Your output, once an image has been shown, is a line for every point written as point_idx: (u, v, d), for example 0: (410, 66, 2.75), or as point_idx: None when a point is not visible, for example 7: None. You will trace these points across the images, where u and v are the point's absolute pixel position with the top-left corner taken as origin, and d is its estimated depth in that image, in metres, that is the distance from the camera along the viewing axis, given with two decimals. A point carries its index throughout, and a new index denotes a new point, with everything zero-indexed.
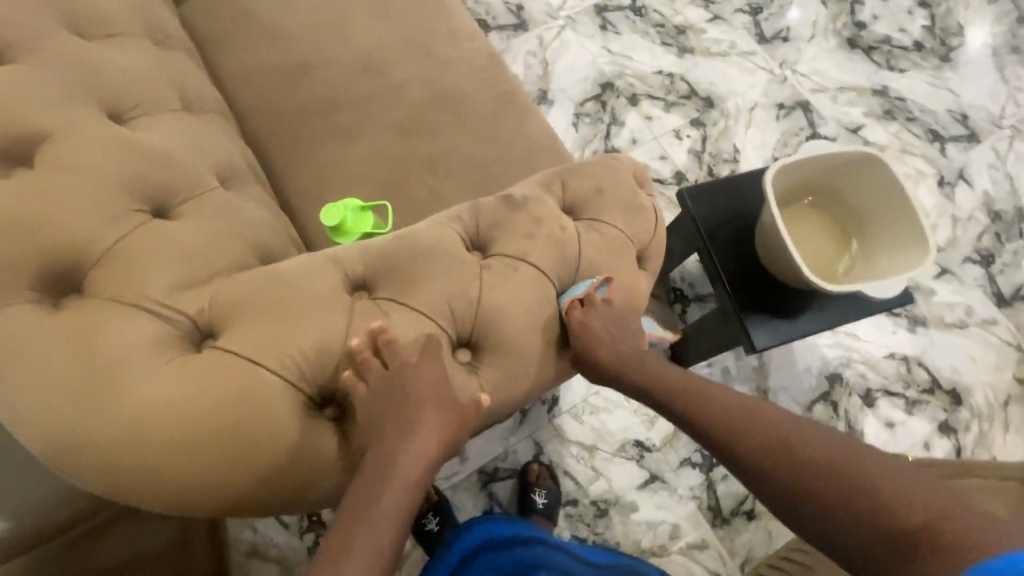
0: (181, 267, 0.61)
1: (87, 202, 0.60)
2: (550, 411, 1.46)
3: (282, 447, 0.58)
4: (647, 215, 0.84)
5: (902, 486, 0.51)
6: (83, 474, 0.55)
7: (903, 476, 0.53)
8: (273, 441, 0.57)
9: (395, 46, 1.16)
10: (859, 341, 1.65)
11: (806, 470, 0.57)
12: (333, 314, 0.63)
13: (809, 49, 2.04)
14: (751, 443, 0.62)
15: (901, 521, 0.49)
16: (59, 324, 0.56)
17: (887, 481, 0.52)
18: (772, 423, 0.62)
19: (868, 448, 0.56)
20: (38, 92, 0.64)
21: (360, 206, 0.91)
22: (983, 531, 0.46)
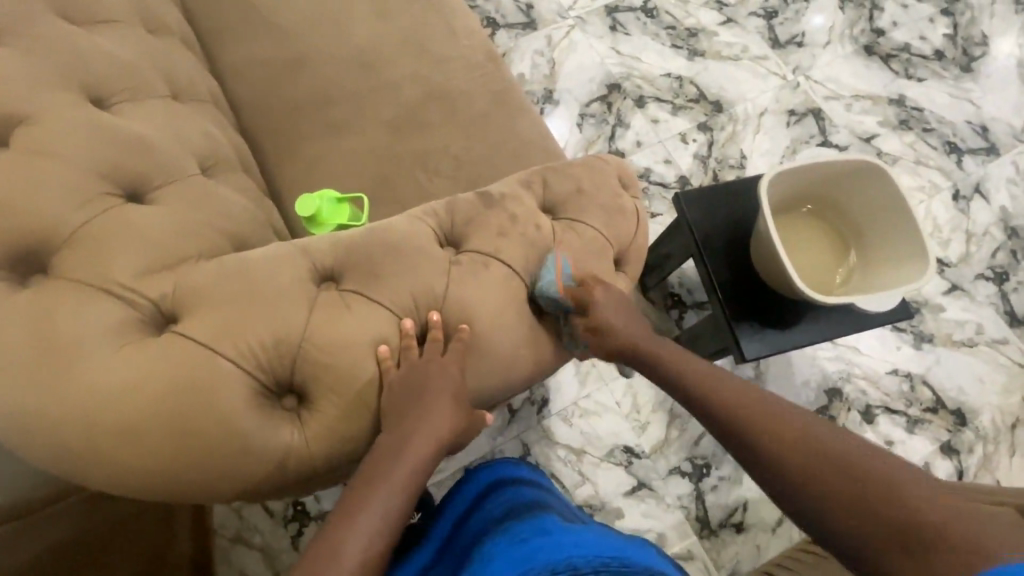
0: (147, 253, 0.62)
1: (59, 185, 0.61)
2: (539, 412, 1.45)
3: (234, 436, 0.58)
4: (628, 217, 0.82)
5: (903, 481, 0.52)
6: (38, 452, 0.55)
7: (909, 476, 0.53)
8: (226, 429, 0.57)
9: (392, 41, 1.16)
10: (861, 356, 1.61)
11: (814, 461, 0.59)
12: (295, 304, 0.63)
13: (824, 55, 2.00)
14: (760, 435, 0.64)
15: (898, 519, 0.50)
16: (22, 305, 0.56)
17: (899, 483, 0.52)
18: (779, 421, 0.63)
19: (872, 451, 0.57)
20: (20, 75, 0.66)
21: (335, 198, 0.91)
22: (984, 535, 0.46)
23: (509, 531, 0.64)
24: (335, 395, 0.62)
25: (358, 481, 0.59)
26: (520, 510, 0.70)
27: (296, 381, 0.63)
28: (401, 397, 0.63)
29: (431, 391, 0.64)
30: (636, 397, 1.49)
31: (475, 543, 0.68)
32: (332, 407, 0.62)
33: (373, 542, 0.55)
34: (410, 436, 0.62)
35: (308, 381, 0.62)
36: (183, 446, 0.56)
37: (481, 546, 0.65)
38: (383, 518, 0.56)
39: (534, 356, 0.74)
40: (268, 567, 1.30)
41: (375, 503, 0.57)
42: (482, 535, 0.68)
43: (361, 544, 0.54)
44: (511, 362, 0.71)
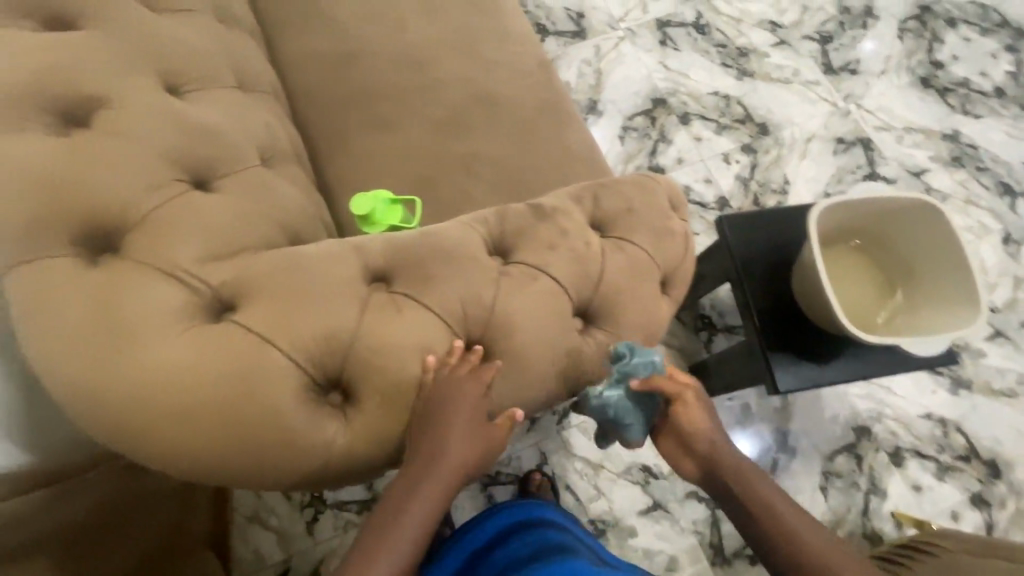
0: (213, 241, 0.63)
1: (135, 169, 0.63)
2: (560, 422, 1.44)
3: (284, 428, 0.59)
4: (677, 240, 0.81)
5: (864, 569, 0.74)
6: (95, 426, 0.57)
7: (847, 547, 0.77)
8: (275, 421, 0.58)
9: (449, 45, 1.18)
10: (892, 396, 1.57)
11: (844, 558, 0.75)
12: (346, 303, 0.63)
13: (878, 84, 1.96)
14: (801, 546, 0.76)
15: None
16: (93, 282, 0.58)
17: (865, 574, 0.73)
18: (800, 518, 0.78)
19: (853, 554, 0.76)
20: (103, 58, 0.68)
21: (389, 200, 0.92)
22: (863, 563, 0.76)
23: (538, 566, 0.73)
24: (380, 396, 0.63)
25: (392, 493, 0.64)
26: (541, 548, 0.80)
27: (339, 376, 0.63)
28: (440, 407, 0.63)
29: (461, 403, 0.64)
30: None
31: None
32: (376, 406, 0.63)
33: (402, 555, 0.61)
34: (435, 450, 0.64)
35: (355, 380, 0.63)
36: (234, 434, 0.57)
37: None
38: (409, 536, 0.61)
39: (578, 374, 0.72)
40: (282, 549, 1.35)
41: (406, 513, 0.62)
42: (507, 568, 0.79)
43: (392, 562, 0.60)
44: (554, 380, 0.70)
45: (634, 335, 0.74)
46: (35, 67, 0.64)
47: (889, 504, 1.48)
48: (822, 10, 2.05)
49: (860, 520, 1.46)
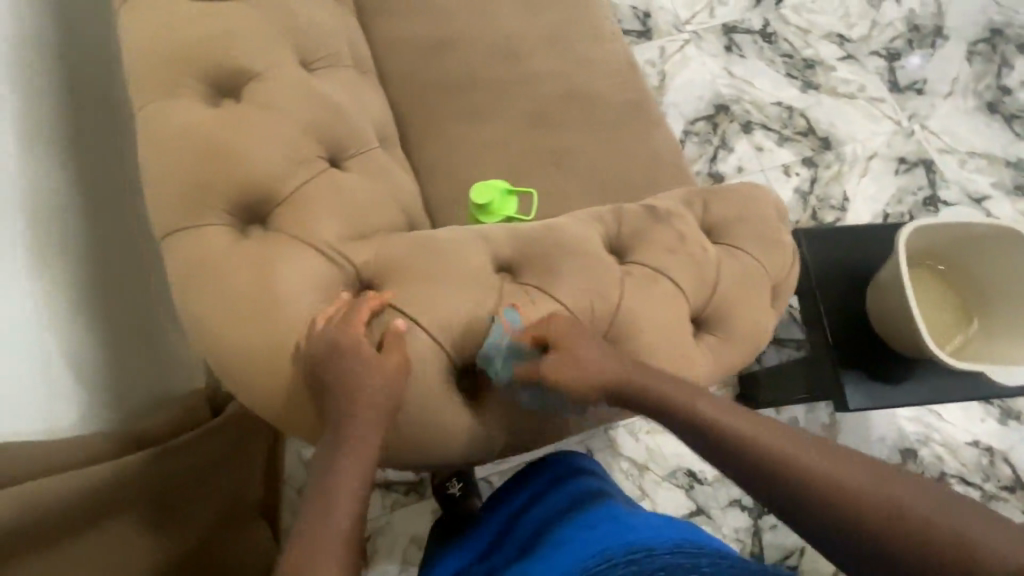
0: (353, 219, 0.65)
1: (283, 142, 0.64)
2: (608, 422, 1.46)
3: (391, 403, 0.57)
4: (786, 252, 0.81)
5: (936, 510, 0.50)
6: (242, 391, 0.59)
7: (910, 488, 0.52)
8: (380, 398, 0.57)
9: (540, 37, 1.17)
10: (940, 421, 1.57)
11: (901, 500, 0.51)
12: (483, 292, 0.64)
13: (944, 106, 1.94)
14: (837, 490, 0.53)
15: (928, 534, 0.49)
16: (246, 251, 0.60)
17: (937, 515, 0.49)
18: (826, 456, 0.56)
19: (924, 493, 0.51)
20: (246, 29, 0.68)
21: (507, 190, 0.93)
22: (943, 504, 0.50)
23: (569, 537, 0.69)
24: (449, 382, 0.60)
25: (332, 445, 0.56)
26: (575, 506, 0.76)
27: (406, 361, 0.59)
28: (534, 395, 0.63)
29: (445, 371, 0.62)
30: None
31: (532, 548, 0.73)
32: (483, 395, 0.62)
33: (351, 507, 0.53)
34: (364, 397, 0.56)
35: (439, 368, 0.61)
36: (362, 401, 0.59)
37: (540, 549, 0.71)
38: (353, 492, 0.54)
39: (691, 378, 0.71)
40: None
41: (351, 465, 0.55)
42: (541, 534, 0.74)
43: (337, 519, 0.52)
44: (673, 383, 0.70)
45: (744, 343, 0.75)
46: (194, 38, 0.65)
47: None
48: (890, 26, 2.02)
49: None
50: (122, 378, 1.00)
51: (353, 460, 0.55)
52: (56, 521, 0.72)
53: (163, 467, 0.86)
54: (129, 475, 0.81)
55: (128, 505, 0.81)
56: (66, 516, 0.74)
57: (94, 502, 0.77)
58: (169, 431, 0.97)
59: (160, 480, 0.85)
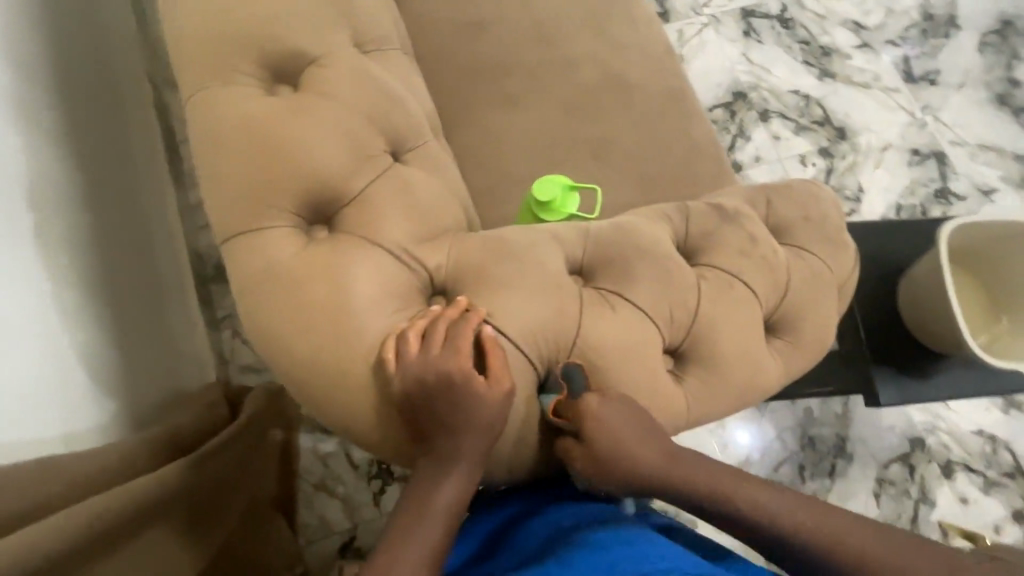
0: (423, 218, 0.61)
1: (346, 135, 0.59)
2: None
3: (494, 430, 0.55)
4: (848, 253, 0.79)
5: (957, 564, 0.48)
6: (314, 404, 0.55)
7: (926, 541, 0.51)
8: (487, 422, 0.54)
9: (577, 19, 1.12)
10: (947, 411, 1.61)
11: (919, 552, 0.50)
12: (564, 298, 0.61)
13: (955, 97, 1.94)
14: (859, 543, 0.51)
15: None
16: (315, 254, 0.56)
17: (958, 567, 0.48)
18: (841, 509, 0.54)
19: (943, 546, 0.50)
20: (300, 9, 0.63)
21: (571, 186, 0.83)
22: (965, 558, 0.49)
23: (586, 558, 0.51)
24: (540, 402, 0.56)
25: (424, 468, 0.54)
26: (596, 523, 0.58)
27: (512, 388, 0.55)
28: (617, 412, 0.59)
29: (525, 381, 0.59)
30: (723, 425, 1.57)
31: (537, 559, 0.55)
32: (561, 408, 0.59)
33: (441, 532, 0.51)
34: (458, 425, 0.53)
35: (519, 379, 0.58)
36: None
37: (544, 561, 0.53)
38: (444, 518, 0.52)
39: (764, 384, 0.69)
40: (349, 520, 1.30)
41: (444, 489, 0.53)
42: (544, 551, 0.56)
43: (425, 546, 0.49)
44: (748, 390, 0.68)
45: (811, 347, 0.73)
46: (249, 18, 0.60)
47: (936, 514, 1.52)
48: (906, 14, 2.01)
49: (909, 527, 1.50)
50: (130, 379, 0.96)
51: (444, 483, 0.53)
52: (105, 538, 0.64)
53: (195, 474, 0.82)
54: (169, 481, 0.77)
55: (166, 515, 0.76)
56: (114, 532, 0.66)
57: (140, 513, 0.71)
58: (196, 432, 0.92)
59: (195, 486, 0.82)
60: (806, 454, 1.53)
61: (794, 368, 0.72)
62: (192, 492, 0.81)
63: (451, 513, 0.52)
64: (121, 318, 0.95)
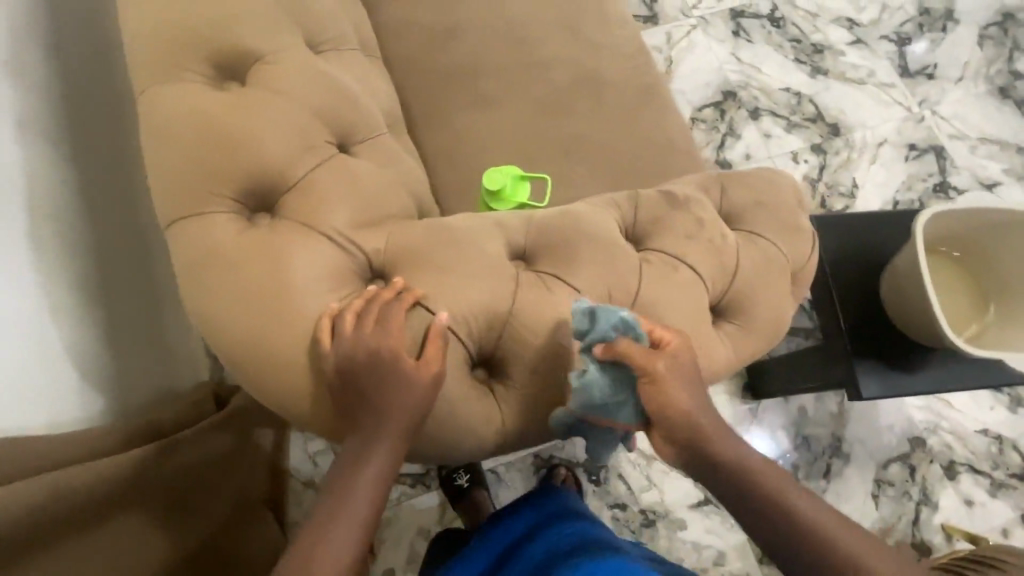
0: (363, 205, 0.63)
1: (289, 125, 0.62)
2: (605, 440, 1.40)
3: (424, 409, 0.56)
4: (804, 238, 0.79)
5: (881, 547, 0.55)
6: (253, 383, 0.58)
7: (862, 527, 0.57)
8: (409, 405, 0.55)
9: (547, 20, 1.14)
10: (950, 409, 1.56)
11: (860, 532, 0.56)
12: (500, 279, 0.62)
13: (954, 91, 1.91)
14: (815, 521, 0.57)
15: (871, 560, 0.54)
16: (256, 239, 0.59)
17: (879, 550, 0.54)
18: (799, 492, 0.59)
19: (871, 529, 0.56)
20: (250, 11, 0.66)
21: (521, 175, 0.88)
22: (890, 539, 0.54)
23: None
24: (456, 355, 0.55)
25: (351, 451, 0.56)
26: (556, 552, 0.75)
27: (442, 372, 0.57)
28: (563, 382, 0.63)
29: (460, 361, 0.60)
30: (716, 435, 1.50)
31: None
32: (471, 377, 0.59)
33: (364, 517, 0.54)
34: (380, 407, 0.55)
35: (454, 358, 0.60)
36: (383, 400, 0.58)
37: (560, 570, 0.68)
38: (369, 503, 0.54)
39: (712, 367, 0.70)
40: None
41: (367, 473, 0.55)
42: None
43: (347, 531, 0.52)
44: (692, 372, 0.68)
45: (763, 330, 0.74)
46: (200, 20, 0.64)
47: (939, 517, 1.47)
48: (901, 10, 1.98)
49: (911, 530, 1.45)
50: (117, 375, 0.98)
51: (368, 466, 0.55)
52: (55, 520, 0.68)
53: (166, 462, 0.84)
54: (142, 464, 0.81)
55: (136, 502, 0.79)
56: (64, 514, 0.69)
57: (109, 495, 0.75)
58: (173, 425, 0.96)
59: (177, 473, 0.86)
60: (799, 453, 1.50)
61: (742, 351, 0.72)
62: (164, 478, 0.83)
63: (376, 498, 0.55)
64: (110, 317, 0.98)
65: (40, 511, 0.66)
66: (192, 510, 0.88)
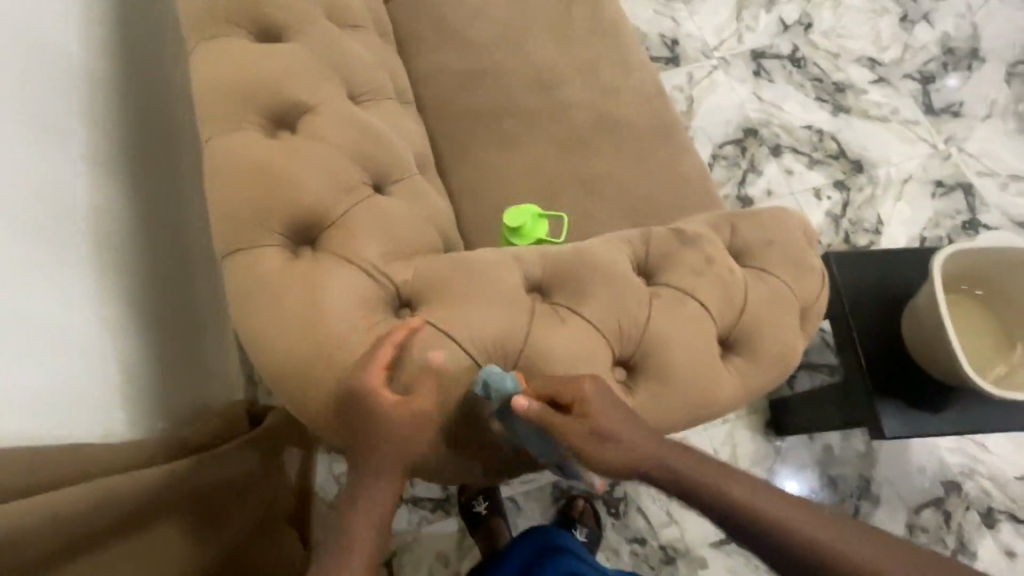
0: (394, 240, 0.69)
1: (331, 169, 0.70)
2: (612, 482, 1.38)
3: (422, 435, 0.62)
4: (814, 274, 0.82)
5: None
6: (290, 400, 0.63)
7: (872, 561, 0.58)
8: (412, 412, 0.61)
9: (570, 66, 1.22)
10: (986, 453, 1.50)
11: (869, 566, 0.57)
12: (517, 310, 0.68)
13: (982, 129, 1.90)
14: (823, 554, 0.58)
15: None
16: (298, 269, 0.65)
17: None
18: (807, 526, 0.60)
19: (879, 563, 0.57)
20: (302, 69, 0.75)
21: (540, 213, 0.94)
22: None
23: None
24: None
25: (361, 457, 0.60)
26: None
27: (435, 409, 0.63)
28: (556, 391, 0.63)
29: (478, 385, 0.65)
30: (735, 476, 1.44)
31: None
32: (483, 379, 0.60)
33: (375, 514, 0.58)
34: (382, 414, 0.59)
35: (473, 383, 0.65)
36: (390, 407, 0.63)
37: None
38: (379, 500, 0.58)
39: (720, 398, 0.72)
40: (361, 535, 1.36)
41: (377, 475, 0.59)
42: None
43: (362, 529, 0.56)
44: (701, 402, 0.71)
45: (772, 364, 0.76)
46: (258, 76, 0.73)
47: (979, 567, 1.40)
48: (924, 50, 2.00)
49: None
50: (162, 391, 1.05)
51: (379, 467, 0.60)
52: (111, 522, 0.72)
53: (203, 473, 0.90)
54: (180, 472, 0.85)
55: (175, 510, 0.84)
56: (120, 515, 0.73)
57: (158, 500, 0.80)
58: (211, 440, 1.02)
59: (212, 485, 0.91)
60: (826, 494, 1.46)
61: (750, 383, 0.75)
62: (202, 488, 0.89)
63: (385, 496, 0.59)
64: (159, 336, 1.07)
65: (96, 513, 0.69)
66: (221, 520, 0.92)
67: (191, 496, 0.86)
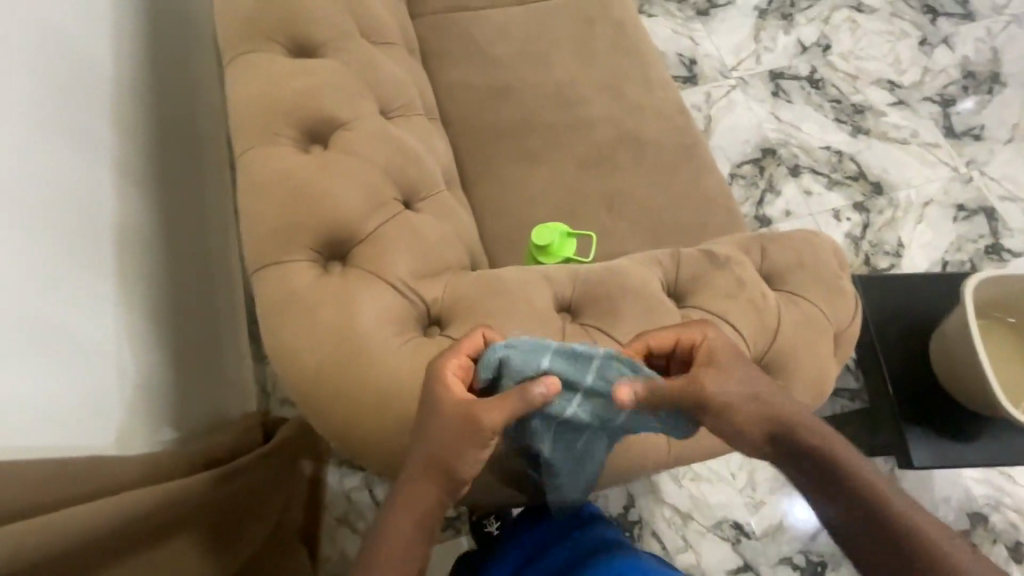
0: (425, 257, 0.69)
1: (363, 185, 0.70)
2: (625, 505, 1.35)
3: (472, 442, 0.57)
4: (846, 300, 0.81)
5: None
6: (317, 415, 0.63)
7: None
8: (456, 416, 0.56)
9: (593, 84, 1.22)
10: (1013, 484, 1.46)
11: None
12: (547, 330, 0.67)
13: (1003, 153, 1.89)
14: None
15: None
16: (329, 284, 0.65)
17: None
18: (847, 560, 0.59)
19: None
20: (336, 84, 0.75)
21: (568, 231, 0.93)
22: None
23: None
24: (514, 408, 0.56)
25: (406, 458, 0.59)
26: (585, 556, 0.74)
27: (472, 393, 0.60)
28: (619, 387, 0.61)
29: None
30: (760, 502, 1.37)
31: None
32: (523, 389, 0.56)
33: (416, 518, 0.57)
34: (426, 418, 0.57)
35: None
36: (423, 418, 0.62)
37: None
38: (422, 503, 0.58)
39: None
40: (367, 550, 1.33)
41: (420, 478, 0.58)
42: None
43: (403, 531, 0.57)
44: None
45: (804, 391, 0.75)
46: (293, 91, 0.73)
47: None
48: (943, 73, 2.00)
49: None
50: (180, 400, 1.05)
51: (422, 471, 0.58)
52: (133, 536, 0.70)
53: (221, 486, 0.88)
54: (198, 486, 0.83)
55: (192, 524, 0.81)
56: (143, 528, 0.71)
57: (178, 512, 0.78)
58: (228, 453, 1.01)
59: (229, 498, 0.90)
60: None
61: None
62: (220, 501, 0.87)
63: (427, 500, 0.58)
64: (177, 345, 1.06)
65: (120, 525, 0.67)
66: (237, 534, 0.90)
67: (208, 509, 0.85)
